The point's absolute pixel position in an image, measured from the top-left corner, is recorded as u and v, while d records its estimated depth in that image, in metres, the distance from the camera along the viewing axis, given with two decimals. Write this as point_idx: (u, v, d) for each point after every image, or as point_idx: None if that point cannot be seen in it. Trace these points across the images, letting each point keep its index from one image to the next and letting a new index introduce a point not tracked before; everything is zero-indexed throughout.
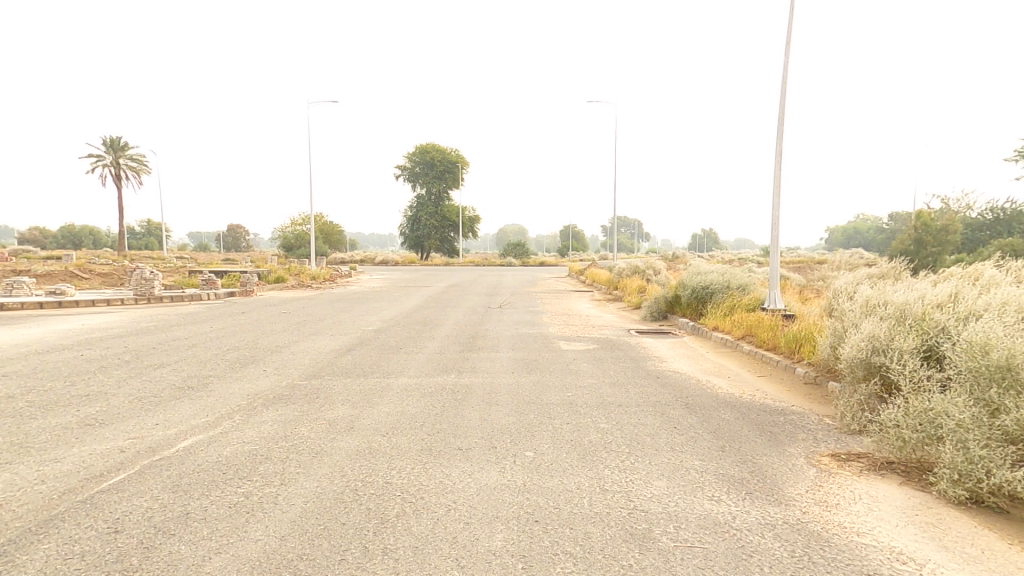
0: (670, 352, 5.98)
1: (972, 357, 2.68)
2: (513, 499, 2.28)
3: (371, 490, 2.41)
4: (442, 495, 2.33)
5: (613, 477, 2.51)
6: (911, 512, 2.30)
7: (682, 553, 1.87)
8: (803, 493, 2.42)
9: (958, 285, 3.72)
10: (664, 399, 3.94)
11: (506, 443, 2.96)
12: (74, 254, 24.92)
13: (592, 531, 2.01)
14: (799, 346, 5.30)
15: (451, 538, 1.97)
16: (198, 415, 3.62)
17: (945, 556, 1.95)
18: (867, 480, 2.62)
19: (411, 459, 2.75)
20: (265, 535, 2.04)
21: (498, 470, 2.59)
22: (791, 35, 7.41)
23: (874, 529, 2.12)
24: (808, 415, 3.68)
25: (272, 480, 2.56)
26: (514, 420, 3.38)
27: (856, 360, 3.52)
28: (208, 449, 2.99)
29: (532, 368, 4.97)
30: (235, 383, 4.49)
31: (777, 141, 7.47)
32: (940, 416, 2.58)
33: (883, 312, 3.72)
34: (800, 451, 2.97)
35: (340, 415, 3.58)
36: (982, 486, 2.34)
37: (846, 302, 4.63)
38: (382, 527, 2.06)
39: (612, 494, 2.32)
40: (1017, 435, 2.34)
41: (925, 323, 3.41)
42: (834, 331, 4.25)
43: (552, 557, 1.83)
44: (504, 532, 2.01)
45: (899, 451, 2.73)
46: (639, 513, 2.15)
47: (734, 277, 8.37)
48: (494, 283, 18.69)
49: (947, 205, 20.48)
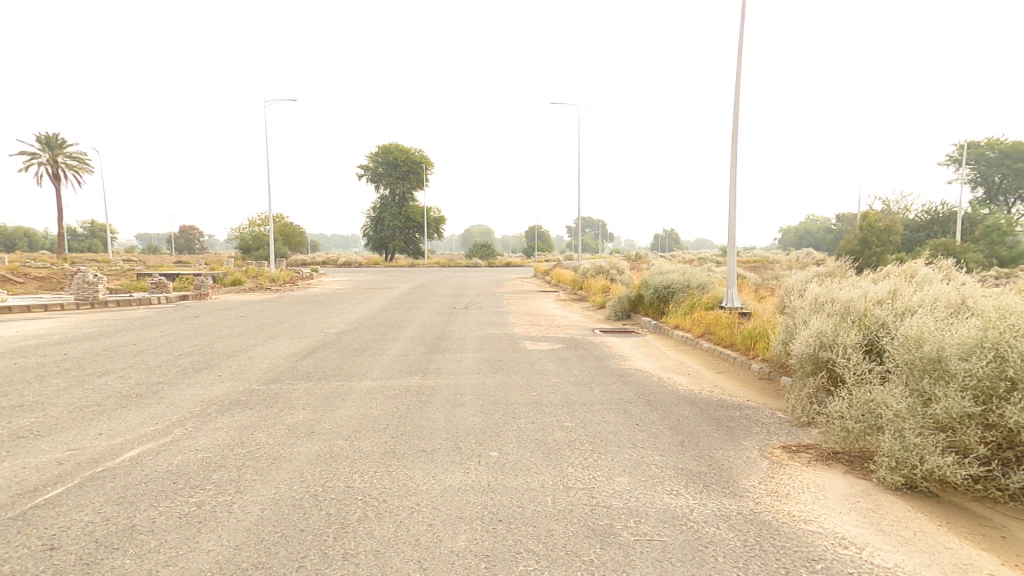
0: (634, 351, 6.11)
1: (908, 350, 2.84)
2: (477, 499, 2.28)
3: (331, 494, 2.38)
4: (405, 497, 2.32)
5: (577, 474, 2.55)
6: (852, 498, 2.43)
7: (641, 547, 1.91)
8: (757, 484, 2.52)
9: (896, 282, 3.94)
10: (627, 397, 4.02)
11: (472, 444, 2.96)
12: (7, 258, 23.39)
13: (554, 528, 2.04)
14: (754, 343, 5.50)
15: (414, 540, 1.96)
16: (146, 423, 3.48)
17: (882, 539, 2.06)
18: (814, 470, 2.74)
19: (374, 462, 2.73)
20: (217, 545, 1.98)
21: (462, 471, 2.59)
22: (742, 39, 7.66)
23: (819, 516, 2.23)
24: (761, 409, 3.82)
25: (226, 488, 2.48)
26: (480, 421, 3.38)
27: (805, 356, 3.69)
28: (157, 458, 2.88)
29: (497, 368, 4.99)
30: (187, 389, 4.34)
31: (732, 141, 7.69)
32: (879, 406, 2.73)
33: (830, 309, 3.90)
34: (754, 444, 3.09)
35: (300, 419, 3.52)
36: (916, 472, 2.48)
37: (797, 299, 4.85)
38: (343, 532, 2.04)
39: (575, 491, 2.36)
40: (947, 424, 2.49)
41: (866, 319, 3.60)
42: (787, 328, 4.45)
43: (515, 555, 1.85)
44: (468, 532, 2.02)
45: (844, 441, 2.87)
46: (601, 509, 2.19)
47: (694, 276, 8.60)
48: (461, 284, 18.71)
49: (888, 207, 21.60)
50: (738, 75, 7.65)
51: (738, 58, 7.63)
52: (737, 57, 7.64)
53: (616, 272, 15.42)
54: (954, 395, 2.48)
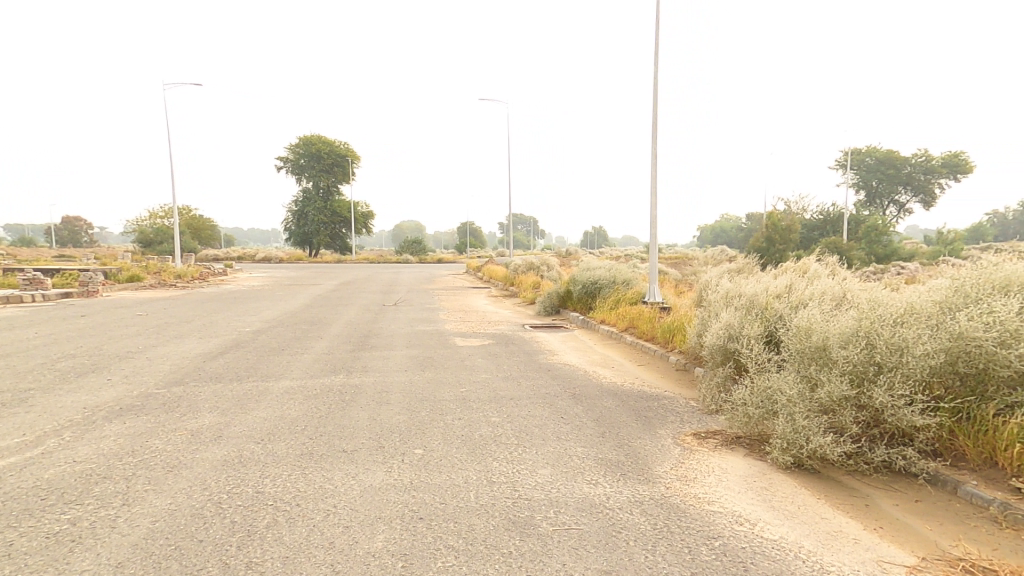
0: (562, 345, 6.26)
1: (800, 340, 3.10)
2: (398, 498, 2.26)
3: (237, 501, 2.27)
4: (320, 500, 2.25)
5: (501, 468, 2.58)
6: (751, 478, 2.63)
7: (558, 535, 1.97)
8: (669, 470, 2.66)
9: (792, 277, 4.30)
10: (553, 391, 4.12)
11: (395, 442, 2.92)
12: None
13: (475, 522, 2.05)
14: (673, 336, 5.79)
15: (327, 544, 1.91)
16: (13, 435, 3.14)
17: (773, 514, 2.25)
18: (720, 454, 2.93)
19: (289, 466, 2.62)
20: (99, 564, 1.83)
21: (384, 470, 2.55)
22: (659, 43, 8.01)
23: (721, 497, 2.39)
24: (676, 399, 4.04)
25: (113, 502, 2.30)
26: (405, 419, 3.34)
27: (715, 347, 3.94)
28: (27, 474, 2.61)
29: (426, 365, 4.95)
30: (67, 396, 3.96)
31: (653, 141, 8.03)
32: (775, 393, 2.96)
33: (737, 303, 4.18)
34: (668, 432, 3.26)
35: (205, 423, 3.32)
36: (803, 451, 2.71)
37: (710, 294, 5.18)
38: (248, 540, 1.95)
39: (498, 485, 2.39)
40: (829, 406, 2.75)
41: (767, 312, 3.90)
42: (700, 320, 4.73)
43: (433, 552, 1.84)
44: (386, 532, 1.99)
45: (745, 426, 3.09)
46: (523, 501, 2.23)
47: (620, 272, 8.93)
48: (392, 281, 18.35)
49: (790, 208, 23.40)
50: (655, 79, 8.01)
51: (654, 62, 7.98)
52: (655, 60, 7.99)
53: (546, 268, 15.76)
54: (835, 380, 2.74)
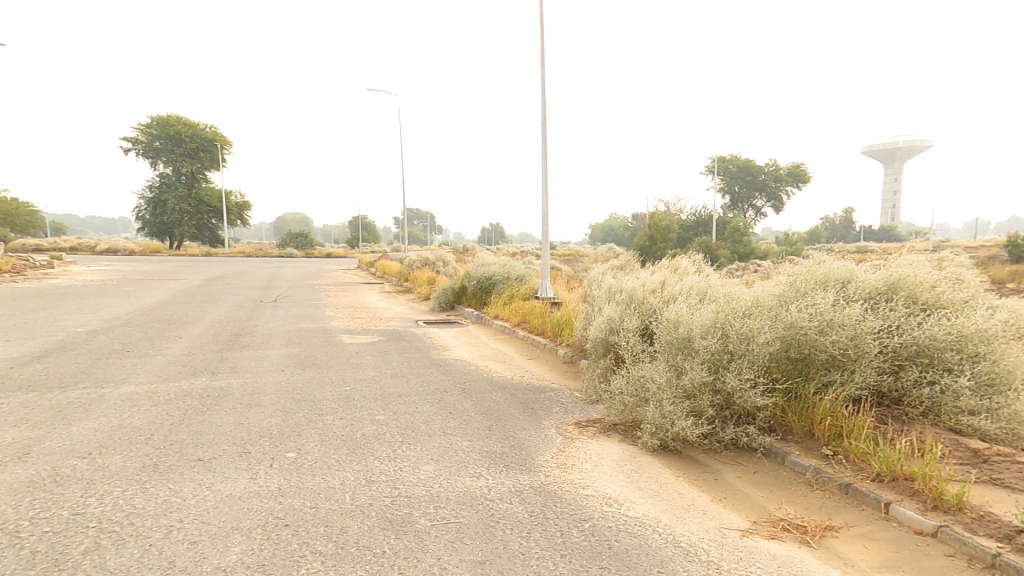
0: (456, 342, 6.25)
1: (669, 332, 3.37)
2: (261, 506, 2.09)
3: (52, 526, 1.96)
4: (164, 516, 2.02)
5: (381, 467, 2.50)
6: (622, 462, 2.79)
7: (436, 530, 1.94)
8: (550, 459, 2.74)
9: (665, 274, 4.68)
10: (443, 386, 4.08)
11: (263, 447, 2.72)
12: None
13: (348, 524, 1.96)
14: (562, 330, 6.04)
15: (167, 563, 1.72)
16: None
17: (639, 494, 2.41)
18: (597, 441, 3.08)
19: (127, 481, 2.33)
20: None
21: (247, 477, 2.36)
22: (544, 46, 8.32)
23: (594, 481, 2.51)
24: (563, 390, 4.20)
25: None
26: (277, 421, 3.14)
27: (598, 340, 4.16)
28: None
29: (306, 364, 4.70)
30: None
31: (543, 141, 8.34)
32: (647, 381, 3.19)
33: (618, 297, 4.46)
34: (552, 422, 3.37)
35: (11, 439, 2.85)
36: (669, 434, 2.95)
37: (595, 289, 5.48)
38: (59, 569, 1.69)
39: (377, 484, 2.31)
40: (691, 392, 3.02)
41: (644, 306, 4.20)
42: (586, 314, 4.99)
43: (297, 560, 1.73)
44: (242, 543, 1.83)
45: (620, 413, 3.28)
46: (401, 498, 2.18)
47: (514, 268, 9.16)
48: (271, 276, 17.24)
49: (667, 209, 25.61)
50: (544, 82, 8.30)
51: (542, 65, 8.23)
52: (541, 62, 8.28)
53: (442, 264, 15.76)
54: (697, 368, 3.01)
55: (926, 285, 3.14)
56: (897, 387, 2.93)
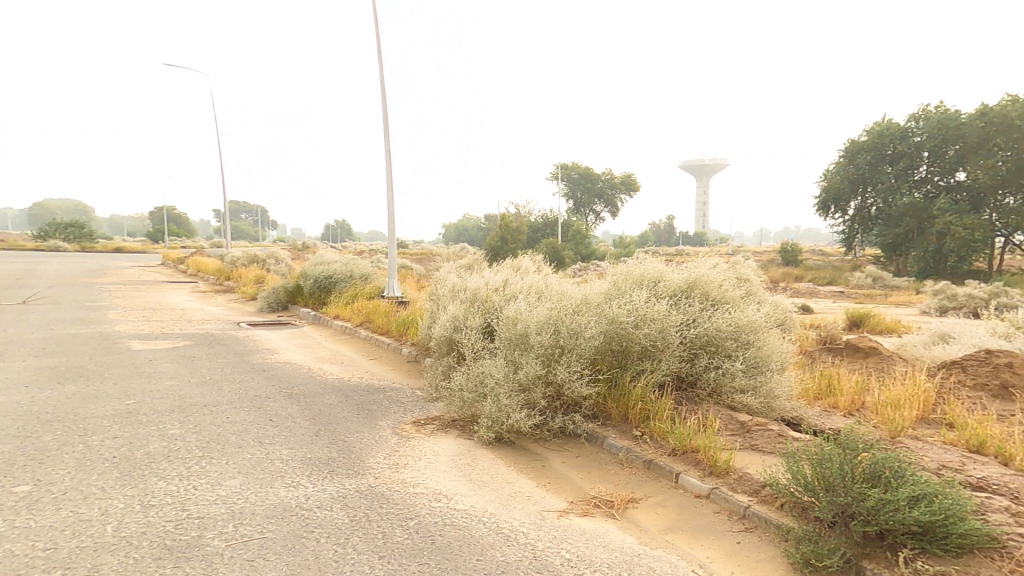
0: (287, 344, 5.79)
1: (509, 329, 3.51)
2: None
3: None
4: None
5: (171, 489, 2.22)
6: (457, 457, 2.81)
7: (231, 550, 1.78)
8: (381, 459, 2.66)
9: (508, 273, 4.89)
10: (263, 393, 3.72)
11: None
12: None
13: (116, 561, 1.71)
14: (407, 329, 5.97)
15: None
16: None
17: (468, 487, 2.44)
18: (434, 438, 3.07)
19: None
20: None
21: None
22: (382, 38, 8.10)
23: (424, 477, 2.48)
24: (404, 390, 4.11)
25: None
26: (13, 447, 2.60)
27: (442, 338, 4.18)
28: None
29: (69, 377, 3.97)
30: None
31: (386, 137, 8.17)
32: (485, 377, 3.27)
33: (462, 296, 4.54)
34: (389, 423, 3.27)
35: None
36: (504, 427, 3.05)
37: (440, 288, 5.49)
38: None
39: (162, 509, 2.05)
40: (527, 385, 3.16)
41: (487, 305, 4.33)
42: (432, 314, 4.98)
43: None
44: None
45: (459, 410, 3.31)
46: (191, 521, 1.97)
47: (358, 266, 8.80)
48: (27, 274, 13.79)
49: (517, 211, 26.67)
50: (383, 74, 8.03)
51: (380, 54, 7.98)
52: (380, 56, 7.99)
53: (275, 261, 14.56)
54: (532, 363, 3.17)
55: (715, 284, 3.71)
56: (692, 373, 3.37)
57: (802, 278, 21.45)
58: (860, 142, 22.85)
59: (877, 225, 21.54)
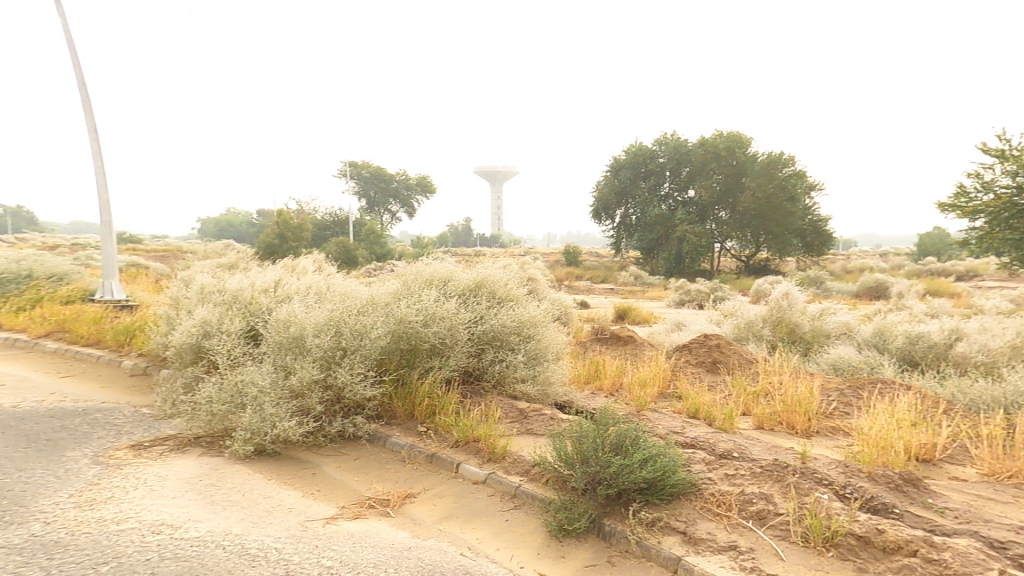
0: None
1: (279, 333, 3.58)
2: None
3: None
4: None
5: None
6: (195, 480, 2.84)
7: None
8: (64, 500, 2.61)
9: (280, 273, 5.02)
10: None
11: None
12: None
13: None
14: (129, 338, 6.12)
15: None
16: None
17: (203, 511, 2.49)
18: (161, 463, 3.10)
19: None
20: None
21: None
22: (76, 48, 8.08)
23: (146, 510, 2.49)
24: (119, 409, 4.27)
25: None
26: None
27: (185, 345, 4.18)
28: None
29: None
30: None
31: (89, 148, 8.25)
32: (245, 386, 3.31)
33: (220, 298, 4.52)
34: (85, 452, 3.30)
35: None
36: (266, 438, 3.13)
37: (178, 291, 5.36)
38: None
39: None
40: (300, 391, 3.27)
41: (251, 307, 4.39)
42: (175, 318, 4.76)
43: None
44: None
45: (208, 424, 3.29)
46: None
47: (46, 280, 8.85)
48: None
49: (294, 208, 22.94)
50: (79, 70, 8.12)
51: (76, 65, 8.09)
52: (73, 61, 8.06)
53: None
54: (308, 368, 3.28)
55: (502, 283, 4.30)
56: (479, 367, 3.82)
57: (583, 276, 24.80)
58: (622, 160, 27.07)
59: (638, 232, 26.06)
